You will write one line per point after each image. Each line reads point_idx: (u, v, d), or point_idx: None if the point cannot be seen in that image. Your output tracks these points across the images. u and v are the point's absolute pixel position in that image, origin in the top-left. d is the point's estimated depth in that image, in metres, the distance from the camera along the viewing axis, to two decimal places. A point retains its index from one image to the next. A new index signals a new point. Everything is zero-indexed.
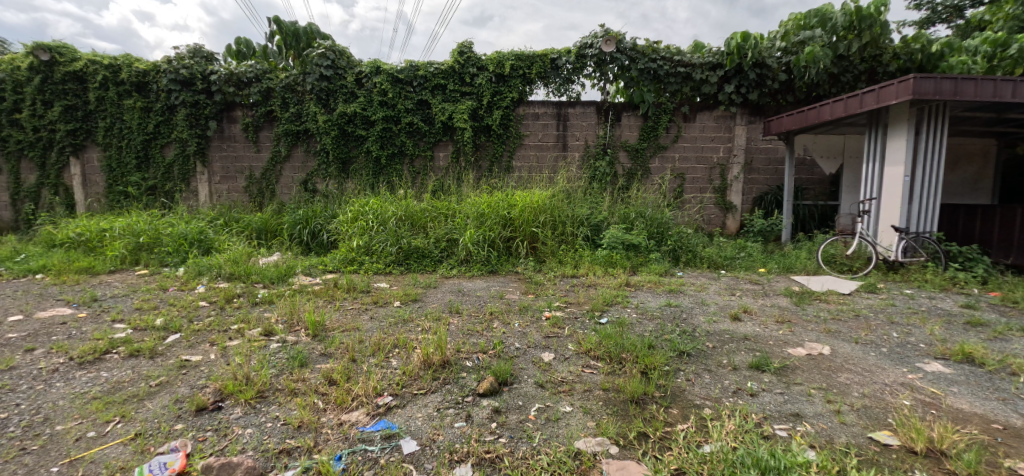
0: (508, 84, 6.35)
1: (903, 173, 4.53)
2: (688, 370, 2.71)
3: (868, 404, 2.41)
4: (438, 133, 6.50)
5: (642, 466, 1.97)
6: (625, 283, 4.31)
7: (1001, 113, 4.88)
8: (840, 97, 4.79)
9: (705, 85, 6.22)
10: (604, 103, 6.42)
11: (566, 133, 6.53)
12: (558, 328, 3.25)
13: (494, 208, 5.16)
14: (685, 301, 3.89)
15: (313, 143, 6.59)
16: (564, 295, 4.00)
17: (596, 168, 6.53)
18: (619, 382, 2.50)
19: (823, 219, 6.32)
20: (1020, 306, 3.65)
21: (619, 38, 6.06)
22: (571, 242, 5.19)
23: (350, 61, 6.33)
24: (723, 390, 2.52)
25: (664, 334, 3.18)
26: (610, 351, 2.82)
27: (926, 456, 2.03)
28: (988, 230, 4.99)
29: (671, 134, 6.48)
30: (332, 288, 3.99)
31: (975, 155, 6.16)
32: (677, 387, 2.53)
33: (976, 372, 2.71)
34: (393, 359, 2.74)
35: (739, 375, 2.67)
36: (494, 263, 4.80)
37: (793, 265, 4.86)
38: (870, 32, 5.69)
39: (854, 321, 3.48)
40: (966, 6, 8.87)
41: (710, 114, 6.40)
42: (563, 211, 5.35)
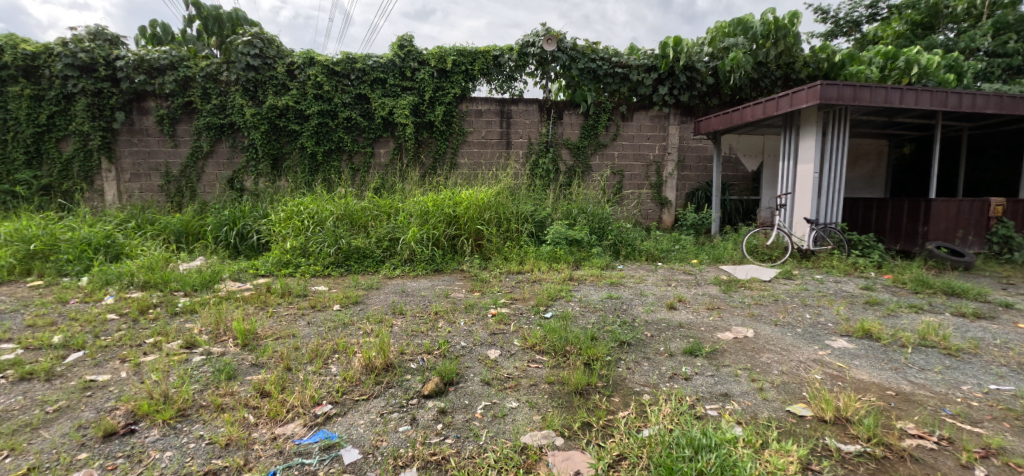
0: (450, 80, 6.38)
1: (812, 170, 4.97)
2: (629, 359, 2.89)
3: (786, 380, 2.67)
4: (377, 129, 6.43)
5: (586, 455, 2.10)
6: (569, 278, 4.48)
7: (892, 117, 5.44)
8: (758, 100, 5.18)
9: (641, 86, 6.52)
10: (546, 102, 6.58)
11: (510, 131, 6.65)
12: (503, 325, 3.35)
13: (439, 206, 5.18)
14: (625, 293, 4.10)
15: (239, 138, 6.35)
16: (509, 292, 4.11)
17: (538, 165, 6.69)
18: (564, 375, 2.63)
19: (748, 213, 6.79)
20: (908, 286, 4.13)
21: (559, 37, 6.23)
22: (516, 238, 5.32)
23: (280, 51, 6.13)
24: (661, 376, 2.72)
25: (606, 325, 3.36)
26: (555, 345, 2.96)
27: (834, 424, 2.30)
28: (883, 219, 5.57)
29: (610, 133, 6.74)
30: (264, 294, 3.89)
31: (871, 154, 6.82)
32: (619, 376, 2.70)
33: (874, 345, 3.06)
34: (333, 365, 2.74)
35: (675, 361, 2.88)
36: (439, 262, 4.86)
37: (722, 255, 5.21)
38: (785, 42, 6.20)
39: (773, 304, 3.83)
40: (863, 22, 9.76)
41: (646, 114, 6.71)
42: (507, 208, 5.45)
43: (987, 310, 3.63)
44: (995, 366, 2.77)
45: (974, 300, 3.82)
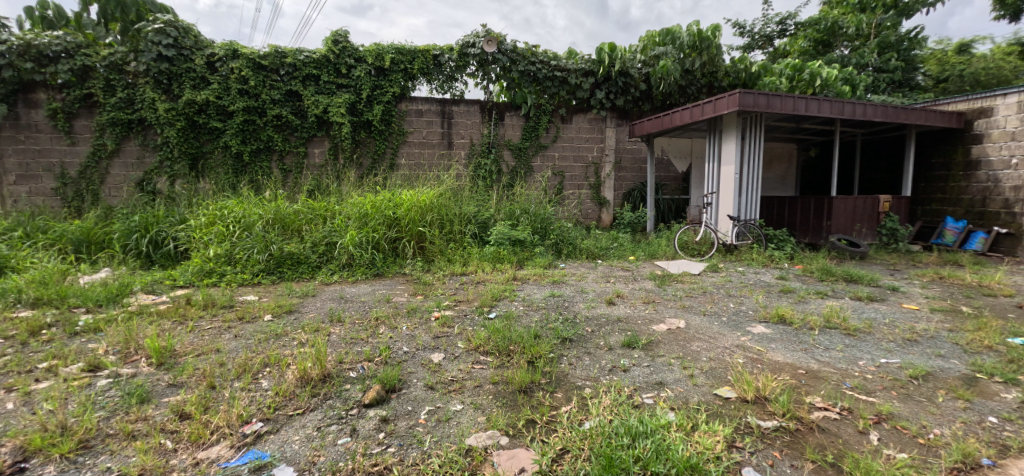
0: (388, 78, 6.34)
1: (734, 170, 5.38)
2: (570, 355, 3.04)
3: (713, 366, 2.91)
4: (311, 127, 6.30)
5: (530, 452, 2.21)
6: (513, 278, 4.59)
7: (799, 124, 5.96)
8: (685, 106, 5.52)
9: (579, 90, 6.78)
10: (487, 103, 6.70)
11: (451, 131, 6.70)
12: (446, 328, 3.41)
13: (379, 208, 5.14)
14: (567, 290, 4.27)
15: (150, 135, 5.99)
16: (453, 294, 4.17)
17: (480, 166, 6.77)
18: (508, 375, 2.74)
19: (679, 211, 7.20)
20: (815, 274, 4.57)
21: (499, 39, 6.36)
22: (459, 240, 5.38)
23: (198, 41, 5.84)
24: (601, 369, 2.88)
25: (549, 323, 3.50)
26: (498, 345, 3.06)
27: (755, 403, 2.53)
28: (794, 214, 6.11)
29: (550, 134, 6.93)
30: (184, 306, 3.70)
31: (783, 156, 7.44)
32: (561, 372, 2.84)
33: (788, 329, 3.38)
34: (264, 380, 2.69)
35: (614, 354, 3.05)
36: (380, 267, 4.82)
37: (656, 252, 5.53)
38: (708, 52, 6.62)
39: (702, 296, 4.12)
40: (774, 36, 10.57)
41: (584, 116, 6.96)
42: (450, 210, 5.49)
43: (878, 293, 4.11)
44: (886, 342, 3.15)
45: (868, 285, 4.31)
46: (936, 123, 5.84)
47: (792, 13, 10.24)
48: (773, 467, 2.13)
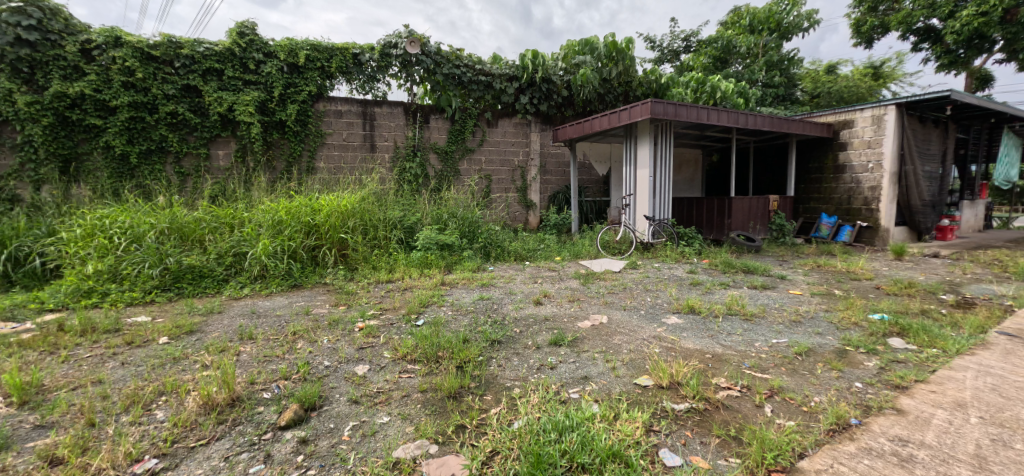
0: (303, 76, 6.12)
1: (648, 173, 5.79)
2: (499, 357, 3.14)
3: (634, 357, 3.14)
4: (214, 126, 5.85)
5: (460, 457, 2.29)
6: (441, 283, 4.64)
7: (703, 131, 6.51)
8: (604, 113, 5.85)
9: (504, 94, 6.96)
10: (412, 105, 6.68)
11: (374, 134, 6.61)
12: (372, 338, 3.38)
13: (295, 214, 4.94)
14: (496, 293, 4.38)
15: (9, 132, 5.22)
16: (379, 302, 4.13)
17: (405, 170, 6.74)
18: (436, 382, 2.79)
19: (601, 212, 7.60)
20: (721, 268, 5.05)
21: (422, 41, 6.38)
22: (384, 246, 5.34)
23: (69, 25, 5.27)
24: (529, 368, 3.01)
25: (477, 326, 3.58)
26: (427, 352, 3.09)
27: (670, 389, 2.77)
28: (701, 213, 6.68)
29: (477, 138, 7.05)
30: (54, 335, 3.28)
31: (690, 161, 8.06)
32: (491, 374, 2.94)
33: (697, 318, 3.71)
34: (158, 410, 2.54)
35: (541, 353, 3.20)
36: (297, 277, 4.63)
37: (580, 251, 5.82)
38: (624, 63, 7.14)
39: (622, 292, 4.40)
40: (681, 51, 11.40)
41: (509, 121, 7.16)
42: (373, 215, 5.43)
43: (770, 281, 4.64)
44: (777, 324, 3.56)
45: (762, 275, 4.86)
46: (811, 132, 6.59)
47: (694, 31, 11.12)
48: (685, 445, 2.35)
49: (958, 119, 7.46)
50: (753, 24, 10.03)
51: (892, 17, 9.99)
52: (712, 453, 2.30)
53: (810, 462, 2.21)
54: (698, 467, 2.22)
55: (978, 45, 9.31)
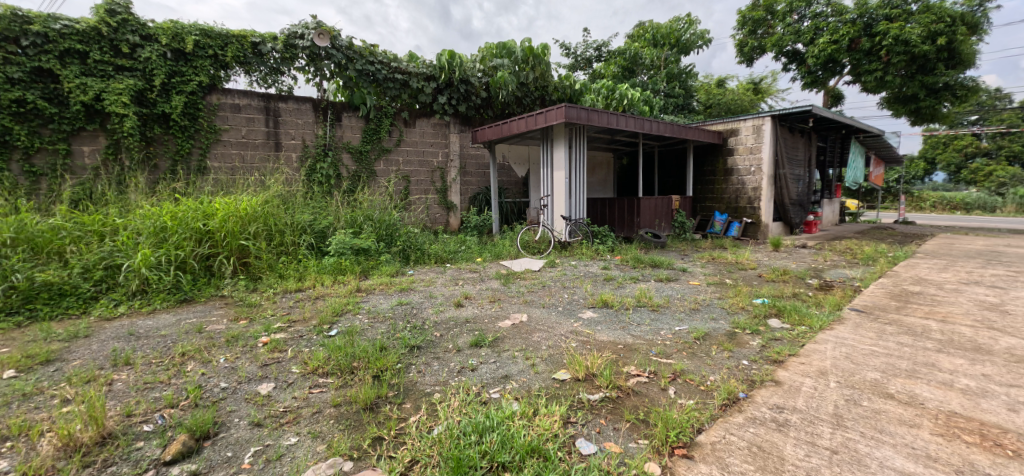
0: (190, 64, 5.56)
1: (564, 175, 6.08)
2: (419, 362, 3.17)
3: (552, 352, 3.31)
4: (78, 118, 5.18)
5: (377, 471, 2.28)
6: (357, 289, 4.38)
7: (613, 136, 6.94)
8: (521, 116, 6.05)
9: (422, 94, 6.91)
10: (321, 101, 6.41)
11: (278, 131, 6.23)
12: (278, 352, 3.19)
13: (182, 220, 4.33)
14: (415, 297, 4.30)
15: None
16: (286, 314, 3.80)
17: (315, 170, 6.45)
18: (351, 395, 2.74)
19: (520, 213, 7.84)
20: (632, 264, 5.45)
21: (332, 33, 6.14)
22: (292, 252, 4.93)
23: None
24: (450, 372, 3.07)
25: (396, 332, 3.55)
26: (340, 364, 3.02)
27: (585, 380, 2.95)
28: (612, 213, 7.11)
29: (393, 138, 6.94)
30: None
31: (603, 165, 8.51)
32: (410, 381, 2.96)
33: (610, 311, 3.99)
34: (3, 459, 2.27)
35: (462, 356, 3.27)
36: (189, 291, 4.09)
37: (501, 252, 5.96)
38: (540, 68, 7.43)
39: (542, 290, 4.60)
40: (593, 59, 12.02)
41: (428, 121, 7.14)
42: (279, 219, 4.99)
43: (673, 274, 5.10)
44: (678, 312, 3.93)
45: (666, 268, 5.32)
46: (705, 140, 7.27)
47: (606, 41, 11.80)
48: (600, 433, 2.52)
49: (818, 128, 8.62)
50: (656, 38, 10.94)
51: (768, 41, 11.40)
52: (624, 438, 2.49)
53: (707, 436, 2.46)
54: (611, 453, 2.38)
55: (833, 68, 10.80)
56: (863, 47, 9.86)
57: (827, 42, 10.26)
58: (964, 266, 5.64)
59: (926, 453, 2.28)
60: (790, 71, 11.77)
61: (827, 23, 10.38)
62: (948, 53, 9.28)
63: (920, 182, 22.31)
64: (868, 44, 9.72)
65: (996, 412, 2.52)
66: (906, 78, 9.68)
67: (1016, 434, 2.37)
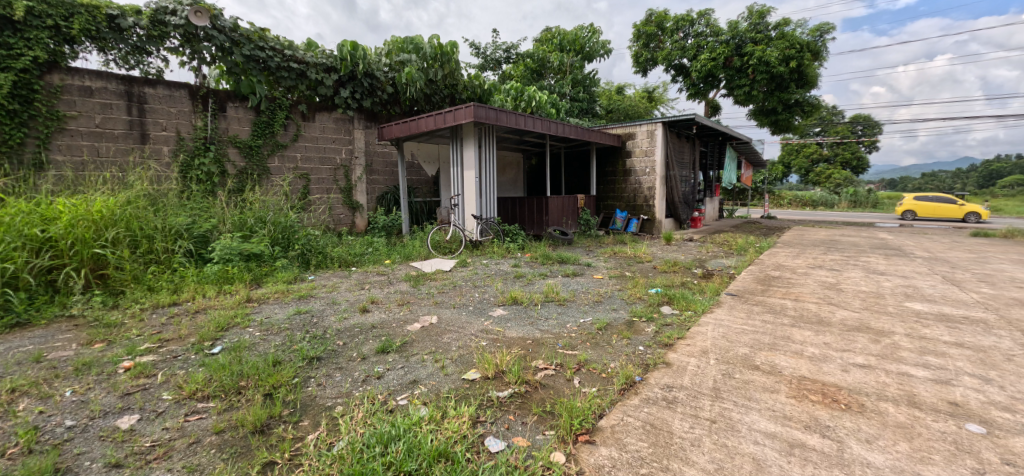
0: (23, 36, 4.66)
1: (474, 174, 6.03)
2: (319, 374, 2.95)
3: (461, 353, 3.23)
4: None
5: None
6: (246, 299, 3.97)
7: (522, 136, 7.00)
8: (430, 113, 5.89)
9: (321, 86, 6.49)
10: (200, 88, 5.70)
11: (143, 120, 5.41)
12: (145, 378, 2.79)
13: (11, 227, 3.68)
14: (316, 305, 4.00)
15: None
16: (157, 332, 3.35)
17: (196, 165, 5.68)
18: (237, 418, 2.48)
19: (431, 212, 7.66)
20: (542, 260, 5.53)
21: (212, 12, 5.52)
22: (164, 262, 4.35)
23: None
24: (354, 382, 2.89)
25: (293, 344, 3.27)
26: (225, 384, 2.72)
27: (495, 378, 2.90)
28: (523, 212, 7.16)
29: (289, 133, 6.39)
30: None
31: (513, 164, 8.56)
32: (308, 396, 2.74)
33: (520, 308, 3.99)
34: None
35: (367, 363, 3.09)
36: (25, 313, 3.46)
37: (411, 253, 5.76)
38: (449, 65, 7.30)
39: (453, 290, 4.50)
40: (502, 60, 12.08)
41: (329, 116, 6.70)
42: (145, 222, 4.37)
43: (579, 269, 5.24)
44: (584, 305, 4.04)
45: (573, 264, 5.47)
46: (607, 143, 7.58)
47: (514, 43, 11.93)
48: (509, 429, 2.49)
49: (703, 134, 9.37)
50: (562, 44, 11.24)
51: (658, 54, 12.19)
52: (531, 431, 2.47)
53: (607, 420, 2.50)
54: (519, 447, 2.35)
55: (711, 82, 11.75)
56: (735, 65, 10.98)
57: (707, 59, 11.12)
58: (811, 252, 6.46)
59: (784, 413, 2.49)
60: (677, 83, 12.65)
61: (706, 42, 11.27)
62: (798, 75, 10.57)
63: (779, 183, 25.36)
64: (739, 62, 10.83)
65: (833, 373, 2.83)
66: (767, 93, 10.92)
67: (848, 390, 2.66)
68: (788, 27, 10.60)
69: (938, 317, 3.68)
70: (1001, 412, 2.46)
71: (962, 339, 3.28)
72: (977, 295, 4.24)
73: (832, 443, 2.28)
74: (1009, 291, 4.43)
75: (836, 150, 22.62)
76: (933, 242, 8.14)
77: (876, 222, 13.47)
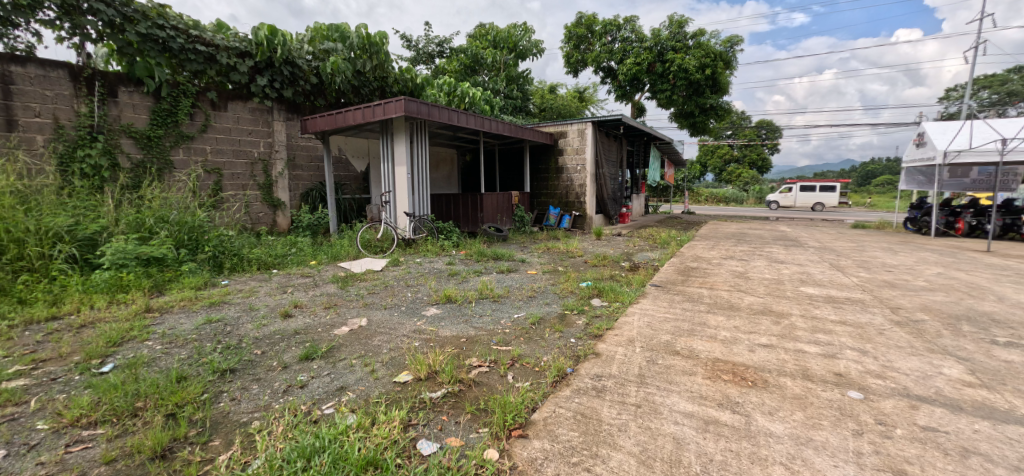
0: None
1: (406, 171, 5.81)
2: (233, 388, 2.68)
3: (392, 355, 3.06)
4: None
5: None
6: (145, 310, 3.56)
7: (455, 132, 6.84)
8: (357, 106, 5.61)
9: (234, 72, 5.99)
10: (82, 69, 5.03)
11: (10, 103, 4.71)
12: (16, 406, 2.41)
13: None
14: (229, 312, 3.66)
15: None
16: (32, 352, 2.91)
17: (80, 158, 5.02)
18: (133, 443, 2.19)
19: (360, 210, 7.34)
20: (476, 258, 5.43)
21: None
22: (41, 270, 3.83)
23: None
24: (274, 393, 2.65)
25: (202, 357, 2.95)
26: (117, 407, 2.40)
27: (428, 379, 2.77)
28: (457, 208, 7.01)
29: (196, 123, 5.82)
30: None
31: (447, 160, 8.37)
32: (220, 412, 2.48)
33: (455, 306, 3.86)
34: None
35: (289, 373, 2.85)
36: None
37: (339, 253, 5.46)
38: (378, 57, 7.01)
39: (384, 291, 4.29)
40: (435, 55, 11.82)
41: (243, 105, 6.20)
42: (10, 222, 3.85)
43: (514, 265, 5.20)
44: (518, 301, 3.98)
45: (508, 260, 5.42)
46: (540, 140, 7.60)
47: (447, 38, 11.70)
48: (442, 430, 2.36)
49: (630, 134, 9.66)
50: (496, 41, 11.16)
51: (588, 56, 12.41)
52: (465, 430, 2.36)
53: (539, 413, 2.43)
54: (452, 448, 2.23)
55: (636, 86, 12.13)
56: (657, 70, 11.42)
57: (632, 63, 11.50)
58: (724, 244, 6.84)
59: (701, 393, 2.54)
60: (605, 85, 12.97)
61: (631, 48, 11.68)
62: (711, 82, 11.22)
63: (697, 182, 26.86)
64: (661, 68, 11.26)
65: (742, 353, 2.96)
66: (686, 98, 11.46)
67: (754, 368, 2.78)
68: (703, 37, 11.18)
69: (826, 299, 3.99)
70: (875, 379, 2.66)
71: (844, 316, 3.57)
72: (856, 279, 4.67)
73: (741, 417, 2.35)
74: (880, 274, 4.92)
75: (744, 151, 24.31)
76: (822, 233, 8.95)
77: (780, 216, 14.60)
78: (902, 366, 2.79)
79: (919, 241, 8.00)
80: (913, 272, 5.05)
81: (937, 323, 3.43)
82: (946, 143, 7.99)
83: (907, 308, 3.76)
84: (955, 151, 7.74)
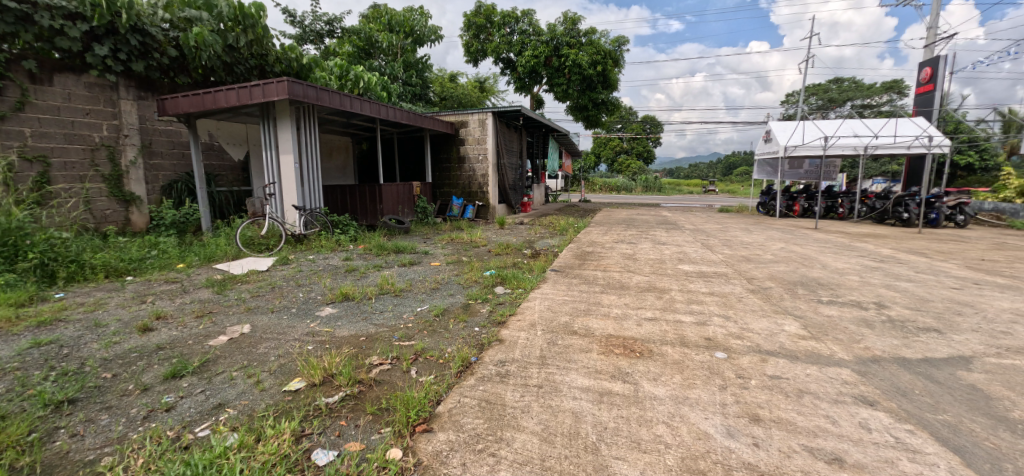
0: None
1: (293, 160, 5.31)
2: (74, 422, 2.18)
3: (282, 362, 2.71)
4: None
5: None
6: None
7: (349, 118, 6.37)
8: (230, 86, 4.96)
9: (61, 38, 4.98)
10: None
11: None
12: None
13: None
14: (67, 332, 3.04)
15: None
16: None
17: None
18: None
19: (239, 203, 6.64)
20: (375, 252, 5.10)
21: None
22: None
23: None
24: (130, 421, 2.20)
25: (26, 389, 2.39)
26: None
27: (324, 383, 2.47)
28: (354, 199, 6.55)
29: (9, 99, 4.78)
30: None
31: (341, 148, 7.79)
32: (55, 453, 2.01)
33: (351, 304, 3.55)
34: None
35: (151, 395, 2.40)
36: None
37: (215, 254, 4.81)
38: (254, 31, 6.26)
39: (270, 293, 3.83)
40: (325, 34, 11.01)
41: (76, 79, 5.25)
42: None
43: (417, 258, 4.94)
44: (422, 295, 3.74)
45: (411, 253, 5.15)
46: (440, 129, 7.33)
47: (337, 16, 10.92)
48: (341, 436, 2.09)
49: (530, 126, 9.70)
50: (391, 24, 10.65)
51: (488, 45, 12.26)
52: (365, 432, 2.11)
53: (444, 405, 2.25)
54: (351, 453, 1.98)
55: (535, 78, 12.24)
56: (553, 65, 11.60)
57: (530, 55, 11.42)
58: (616, 229, 7.11)
59: (597, 369, 2.51)
60: (505, 76, 12.92)
61: (529, 40, 11.70)
62: (602, 78, 11.65)
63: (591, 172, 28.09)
64: (556, 63, 11.46)
65: (631, 328, 3.00)
66: (579, 92, 11.78)
67: (641, 340, 2.83)
68: (595, 35, 11.53)
69: (697, 274, 4.23)
70: (735, 340, 2.82)
71: (712, 288, 3.80)
72: (721, 255, 5.04)
73: (630, 385, 2.36)
74: (739, 251, 5.35)
75: (634, 144, 26.04)
76: (692, 216, 9.71)
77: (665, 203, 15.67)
78: (755, 327, 2.99)
79: (769, 222, 8.94)
80: (763, 248, 5.57)
81: (780, 288, 3.77)
82: (786, 139, 8.94)
83: (758, 277, 4.10)
84: (792, 145, 8.68)
